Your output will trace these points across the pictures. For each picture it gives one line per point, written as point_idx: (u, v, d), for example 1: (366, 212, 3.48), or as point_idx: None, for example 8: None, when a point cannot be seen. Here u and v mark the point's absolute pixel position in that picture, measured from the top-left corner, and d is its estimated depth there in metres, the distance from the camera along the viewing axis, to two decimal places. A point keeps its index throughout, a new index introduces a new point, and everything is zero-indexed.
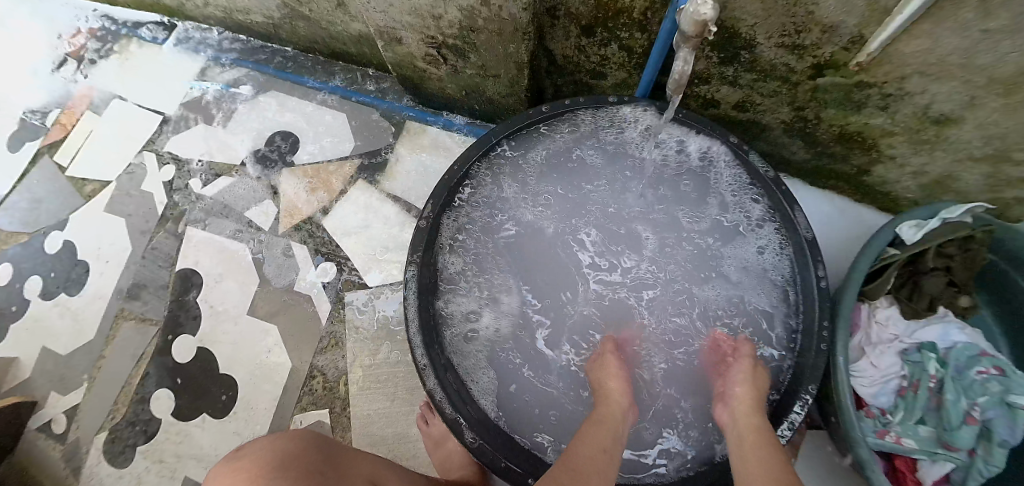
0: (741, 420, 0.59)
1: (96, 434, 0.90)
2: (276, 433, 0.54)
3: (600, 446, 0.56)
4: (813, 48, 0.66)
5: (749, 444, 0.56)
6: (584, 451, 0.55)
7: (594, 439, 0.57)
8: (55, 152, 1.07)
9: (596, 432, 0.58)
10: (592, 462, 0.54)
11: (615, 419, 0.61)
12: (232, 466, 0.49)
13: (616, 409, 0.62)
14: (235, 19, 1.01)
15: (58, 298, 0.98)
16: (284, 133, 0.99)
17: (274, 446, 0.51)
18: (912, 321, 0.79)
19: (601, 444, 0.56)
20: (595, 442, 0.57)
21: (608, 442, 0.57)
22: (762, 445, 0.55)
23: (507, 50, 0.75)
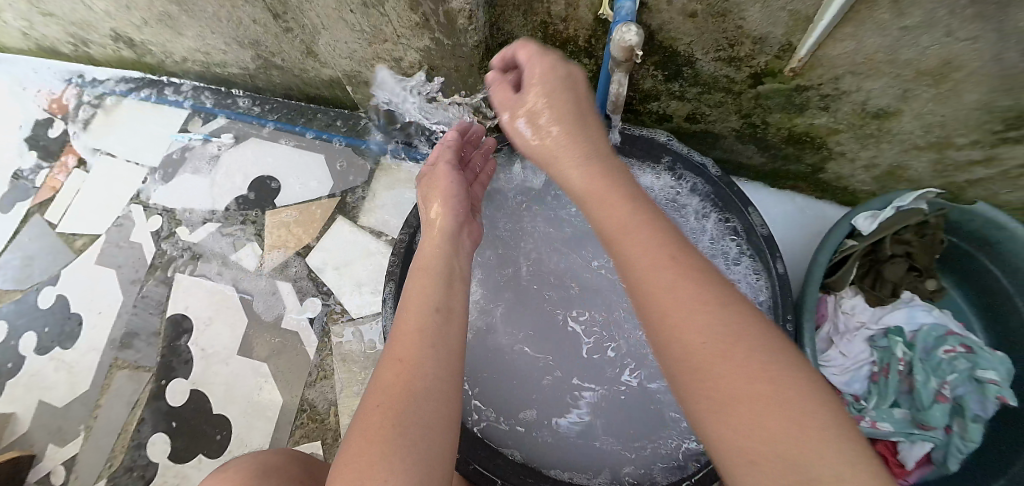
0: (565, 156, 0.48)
1: (95, 482, 0.92)
2: (260, 451, 0.56)
3: (426, 305, 0.50)
4: (748, 58, 0.71)
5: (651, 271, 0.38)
6: (413, 331, 0.48)
7: (413, 316, 0.49)
8: (45, 210, 1.11)
9: (421, 283, 0.53)
10: (423, 346, 0.46)
11: (433, 264, 0.56)
12: (221, 477, 0.51)
13: (433, 249, 0.59)
14: (212, 72, 1.06)
15: (52, 352, 1.01)
16: (265, 177, 1.03)
17: (258, 460, 0.54)
18: (877, 308, 0.82)
19: (422, 300, 0.51)
20: (422, 304, 0.50)
21: (423, 306, 0.50)
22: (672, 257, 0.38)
23: (466, 84, 0.80)
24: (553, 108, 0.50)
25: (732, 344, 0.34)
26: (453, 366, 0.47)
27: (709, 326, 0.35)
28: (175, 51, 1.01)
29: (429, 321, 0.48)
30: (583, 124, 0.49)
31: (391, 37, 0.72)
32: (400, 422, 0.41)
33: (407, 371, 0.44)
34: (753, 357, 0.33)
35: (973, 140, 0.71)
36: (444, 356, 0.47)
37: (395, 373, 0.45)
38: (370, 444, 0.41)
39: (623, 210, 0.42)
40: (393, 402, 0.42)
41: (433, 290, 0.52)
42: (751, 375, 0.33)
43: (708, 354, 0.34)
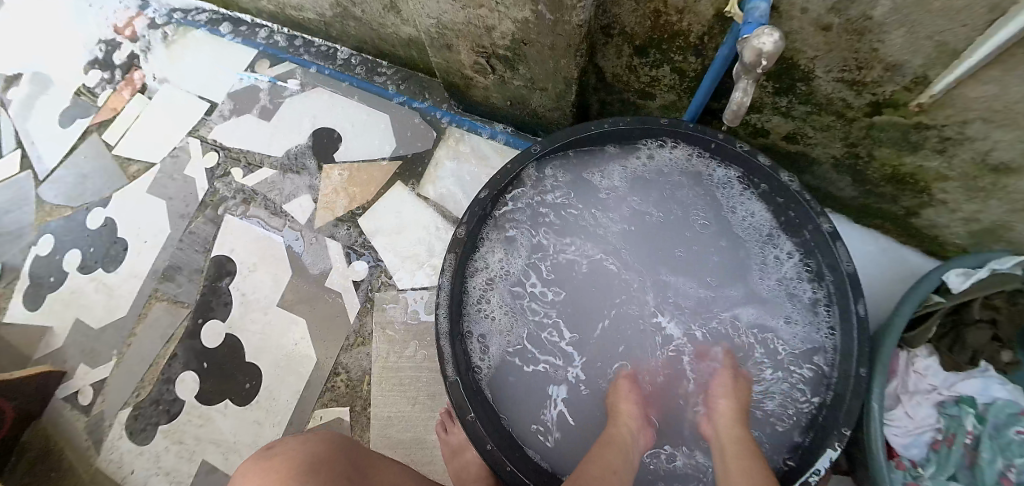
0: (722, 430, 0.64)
1: (122, 408, 0.93)
2: (305, 433, 0.55)
3: (611, 467, 0.58)
4: (874, 85, 0.65)
5: (733, 458, 0.58)
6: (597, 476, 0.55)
7: (598, 465, 0.57)
8: (103, 131, 1.10)
9: (608, 453, 0.60)
10: None
11: (623, 438, 0.63)
12: (266, 463, 0.50)
13: (625, 428, 0.65)
14: (287, 14, 1.03)
15: (94, 273, 1.01)
16: (327, 130, 1.00)
17: (305, 446, 0.52)
18: (951, 372, 0.77)
19: (611, 465, 0.58)
20: (605, 460, 0.58)
21: (614, 470, 0.57)
22: (745, 454, 0.58)
23: (557, 65, 0.75)
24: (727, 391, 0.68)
25: None
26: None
27: None
28: None
29: (616, 481, 0.56)
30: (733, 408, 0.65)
31: (488, 5, 0.68)
32: None
33: None
34: None
35: None
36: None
37: None
38: None
39: (723, 403, 0.66)
40: None
41: (616, 459, 0.59)
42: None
43: None
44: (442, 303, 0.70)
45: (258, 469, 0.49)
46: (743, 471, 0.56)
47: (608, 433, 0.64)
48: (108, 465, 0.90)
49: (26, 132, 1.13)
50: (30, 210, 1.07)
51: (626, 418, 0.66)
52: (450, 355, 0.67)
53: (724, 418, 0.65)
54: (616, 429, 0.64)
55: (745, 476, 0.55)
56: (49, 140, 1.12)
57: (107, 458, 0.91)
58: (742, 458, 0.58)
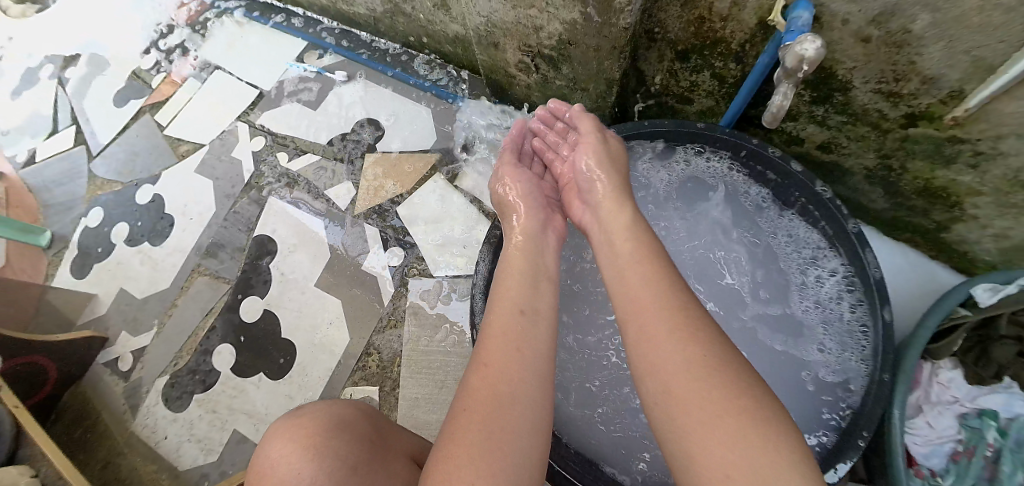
0: (606, 220, 0.62)
1: (159, 376, 0.97)
2: (333, 399, 0.57)
3: (517, 309, 0.55)
4: (910, 97, 0.67)
5: (620, 242, 0.57)
6: (501, 340, 0.52)
7: (502, 317, 0.54)
8: (156, 112, 1.15)
9: (512, 292, 0.57)
10: (511, 350, 0.50)
11: (522, 263, 0.61)
12: (293, 421, 0.52)
13: (527, 256, 0.63)
14: (339, 9, 1.07)
15: (140, 246, 1.06)
16: (370, 120, 1.04)
17: (331, 409, 0.54)
18: (975, 386, 0.77)
19: (517, 307, 0.55)
20: (505, 303, 0.56)
21: (518, 306, 0.55)
22: (633, 240, 0.57)
23: (600, 66, 0.78)
24: (604, 177, 0.66)
25: (698, 368, 0.42)
26: (542, 367, 0.50)
27: (689, 364, 0.43)
28: None
29: (515, 319, 0.53)
30: (615, 198, 0.63)
31: (539, 5, 0.71)
32: (501, 433, 0.44)
33: (493, 376, 0.48)
34: (702, 365, 0.42)
35: None
36: (539, 354, 0.51)
37: (482, 381, 0.49)
38: (470, 429, 0.45)
39: (600, 187, 0.66)
40: (484, 407, 0.46)
41: (522, 293, 0.57)
42: (715, 382, 0.41)
43: (690, 376, 0.42)
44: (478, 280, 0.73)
45: (287, 432, 0.51)
46: (646, 281, 0.51)
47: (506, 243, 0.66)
48: (142, 430, 0.94)
49: (82, 110, 1.19)
50: (82, 183, 1.12)
51: (528, 230, 0.66)
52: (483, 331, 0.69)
53: (606, 206, 0.63)
54: (510, 236, 0.66)
55: (649, 287, 0.50)
56: (104, 118, 1.17)
57: (142, 422, 0.95)
58: (638, 261, 0.54)
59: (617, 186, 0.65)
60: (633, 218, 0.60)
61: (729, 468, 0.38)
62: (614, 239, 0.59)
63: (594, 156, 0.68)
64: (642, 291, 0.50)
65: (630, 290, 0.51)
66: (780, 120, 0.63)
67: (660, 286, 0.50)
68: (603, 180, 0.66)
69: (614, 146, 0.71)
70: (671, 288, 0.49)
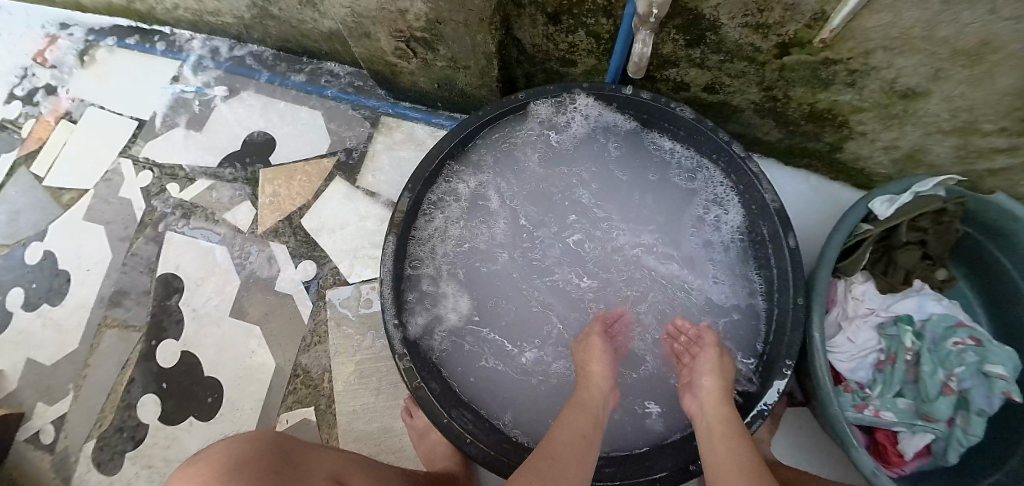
0: (708, 410, 0.61)
1: (85, 441, 0.91)
2: (238, 435, 0.52)
3: (579, 432, 0.57)
4: (777, 26, 0.66)
5: (719, 438, 0.57)
6: (565, 443, 0.55)
7: (572, 429, 0.57)
8: (31, 163, 1.06)
9: (580, 417, 0.60)
10: (576, 461, 0.54)
11: (593, 403, 0.62)
12: (190, 471, 0.47)
13: (595, 393, 0.64)
14: (205, 21, 1.00)
15: (40, 309, 0.98)
16: (261, 134, 0.98)
17: (235, 449, 0.49)
18: (888, 294, 0.80)
19: (581, 429, 0.58)
20: (574, 430, 0.57)
21: (586, 434, 0.58)
22: (734, 436, 0.56)
23: (474, 40, 0.75)
24: (715, 372, 0.64)
25: None
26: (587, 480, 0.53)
27: None
28: None
29: (581, 441, 0.56)
30: (719, 394, 0.62)
31: None
32: None
33: (551, 463, 0.52)
34: None
35: (1001, 127, 0.68)
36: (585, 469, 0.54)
37: (544, 462, 0.52)
38: None
39: (707, 382, 0.63)
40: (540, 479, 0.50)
41: (584, 425, 0.59)
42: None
43: None
44: (387, 274, 0.71)
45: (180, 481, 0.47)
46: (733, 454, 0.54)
47: (579, 395, 0.64)
48: None
49: None
50: None
51: (599, 380, 0.65)
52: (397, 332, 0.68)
53: (708, 397, 0.63)
54: (584, 393, 0.63)
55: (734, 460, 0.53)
56: None
57: None
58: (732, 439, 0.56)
59: (724, 393, 0.62)
60: (735, 417, 0.60)
61: None
62: (710, 411, 0.61)
63: (716, 355, 0.66)
64: (730, 462, 0.53)
65: (722, 459, 0.54)
66: (643, 69, 0.66)
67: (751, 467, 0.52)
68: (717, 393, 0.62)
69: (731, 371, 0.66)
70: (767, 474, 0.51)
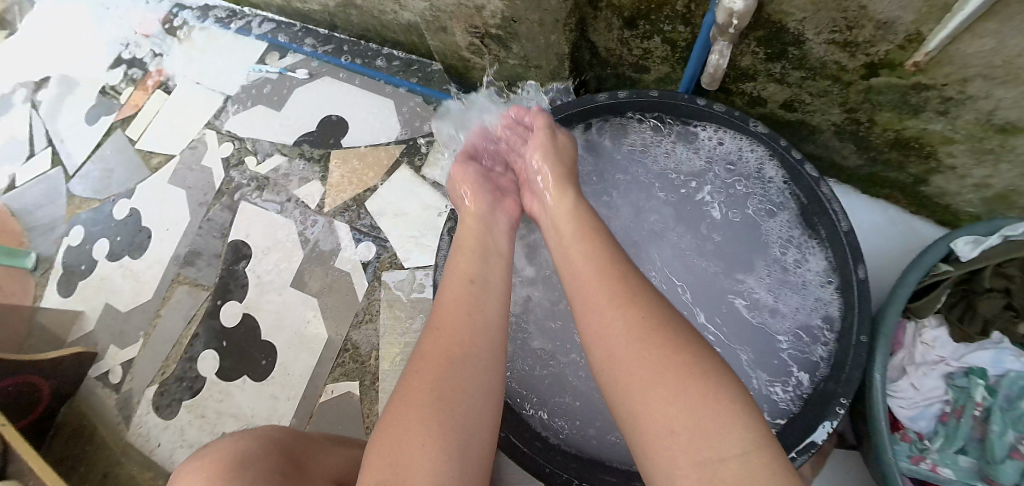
0: (558, 213, 0.60)
1: (149, 386, 0.98)
2: (252, 431, 0.56)
3: (466, 293, 0.53)
4: (867, 46, 0.64)
5: (569, 244, 0.54)
6: (450, 315, 0.51)
7: (453, 288, 0.54)
8: (127, 126, 1.16)
9: (458, 282, 0.55)
10: (466, 324, 0.50)
11: (470, 261, 0.57)
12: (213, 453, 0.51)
13: (475, 241, 0.60)
14: (294, 6, 1.06)
15: (122, 260, 1.07)
16: (335, 117, 1.03)
17: (252, 441, 0.53)
18: (961, 344, 0.75)
19: (461, 290, 0.53)
20: (456, 294, 0.53)
21: (462, 289, 0.54)
22: (596, 235, 0.54)
23: (548, 41, 0.77)
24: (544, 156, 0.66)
25: (653, 349, 0.41)
26: (492, 335, 0.50)
27: (644, 345, 0.42)
28: None
29: (461, 303, 0.52)
30: (556, 176, 0.64)
31: None
32: (451, 389, 0.44)
33: (447, 349, 0.48)
34: (641, 340, 0.42)
35: None
36: (491, 324, 0.51)
37: (437, 342, 0.48)
38: (422, 399, 0.44)
39: (541, 172, 0.65)
40: (437, 364, 0.46)
41: (468, 276, 0.55)
42: (664, 344, 0.41)
43: (649, 355, 0.41)
44: (442, 256, 0.72)
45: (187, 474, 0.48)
46: (589, 251, 0.52)
47: (464, 230, 0.63)
48: (137, 440, 0.96)
49: (56, 132, 1.20)
50: (62, 204, 1.13)
51: (472, 219, 0.64)
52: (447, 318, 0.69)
53: (549, 188, 0.63)
54: (467, 222, 0.63)
55: (596, 256, 0.51)
56: (77, 138, 1.18)
57: (136, 432, 0.96)
58: (589, 239, 0.54)
59: (561, 173, 0.64)
60: (579, 201, 0.61)
61: (673, 421, 0.37)
62: (560, 222, 0.58)
63: (544, 130, 0.69)
64: (589, 277, 0.49)
65: (577, 267, 0.52)
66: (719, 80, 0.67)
67: (597, 253, 0.52)
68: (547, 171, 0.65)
69: (565, 146, 0.69)
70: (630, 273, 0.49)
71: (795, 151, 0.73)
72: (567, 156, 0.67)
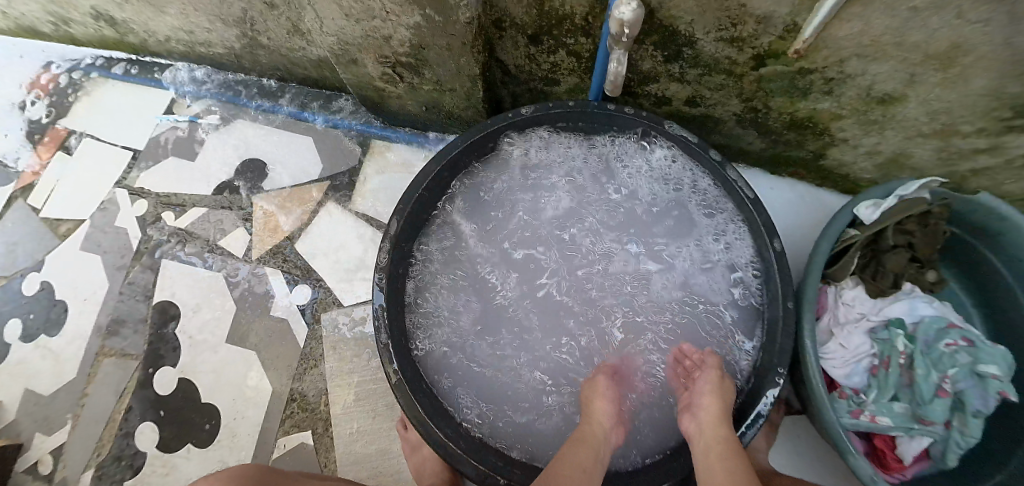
0: (707, 429, 0.60)
1: (83, 472, 0.90)
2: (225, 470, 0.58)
3: (578, 467, 0.57)
4: (751, 39, 0.68)
5: (716, 459, 0.56)
6: (558, 481, 0.55)
7: (565, 468, 0.57)
8: (28, 195, 1.08)
9: (575, 451, 0.60)
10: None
11: (594, 440, 0.61)
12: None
13: (597, 429, 0.63)
14: (197, 52, 1.03)
15: (38, 340, 0.99)
16: (255, 162, 1.00)
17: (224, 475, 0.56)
18: (878, 299, 0.80)
19: (580, 464, 0.57)
20: (572, 463, 0.57)
21: (586, 470, 0.57)
22: (736, 466, 0.54)
23: (459, 63, 0.77)
24: (713, 377, 0.65)
25: None
26: None
27: None
28: (158, 29, 0.98)
29: (579, 473, 0.56)
30: (721, 399, 0.62)
31: (380, 15, 0.69)
32: None
33: None
34: None
35: (979, 128, 0.69)
36: None
37: None
38: None
39: (705, 401, 0.62)
40: None
41: (583, 459, 0.58)
42: None
43: None
44: (379, 275, 0.73)
45: None
46: (733, 481, 0.52)
47: (581, 432, 0.63)
48: None
49: None
50: None
51: (599, 418, 0.65)
52: (388, 342, 0.69)
53: (708, 417, 0.61)
54: (586, 430, 0.63)
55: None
56: None
57: None
58: (737, 484, 0.51)
59: (724, 396, 0.63)
60: (734, 437, 0.58)
61: None
62: (709, 433, 0.59)
63: (716, 377, 0.65)
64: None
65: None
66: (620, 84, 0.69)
67: (737, 483, 0.52)
68: (710, 406, 0.61)
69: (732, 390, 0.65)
70: None
71: (712, 151, 0.75)
72: (731, 398, 0.63)
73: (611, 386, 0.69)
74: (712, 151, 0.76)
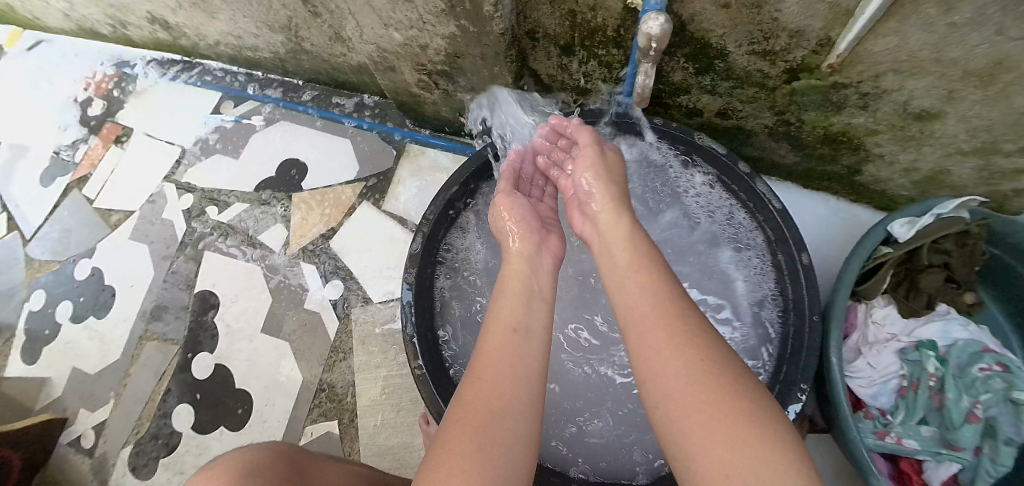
0: (607, 234, 0.59)
1: (122, 447, 0.95)
2: (251, 446, 0.57)
3: (512, 326, 0.52)
4: (784, 53, 0.68)
5: (621, 267, 0.54)
6: (495, 350, 0.49)
7: (495, 336, 0.51)
8: (83, 186, 1.15)
9: (503, 301, 0.55)
10: (502, 366, 0.47)
11: (519, 284, 0.58)
12: (210, 473, 0.52)
13: (521, 267, 0.60)
14: (244, 56, 1.08)
15: (87, 322, 1.05)
16: (294, 162, 1.05)
17: (251, 455, 0.55)
18: (910, 319, 0.79)
19: (510, 322, 0.52)
20: (503, 320, 0.52)
21: (509, 323, 0.52)
22: (650, 267, 0.52)
23: (492, 72, 0.79)
24: (597, 170, 0.66)
25: (681, 348, 0.44)
26: (532, 387, 0.47)
27: (683, 363, 0.42)
28: (209, 34, 1.04)
29: (509, 335, 0.50)
30: (613, 207, 0.62)
31: (416, 24, 0.72)
32: (488, 424, 0.43)
33: (479, 382, 0.47)
34: (689, 354, 0.43)
35: (1022, 146, 0.68)
36: (529, 372, 0.48)
37: (476, 388, 0.46)
38: (464, 440, 0.42)
39: (597, 197, 0.64)
40: (477, 416, 0.44)
41: (517, 312, 0.53)
42: (709, 380, 0.41)
43: (676, 352, 0.43)
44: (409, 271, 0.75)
45: None
46: (643, 287, 0.50)
47: (507, 274, 0.60)
48: None
49: (10, 196, 1.18)
50: (20, 269, 1.11)
51: (519, 251, 0.63)
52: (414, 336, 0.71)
53: (604, 216, 0.62)
54: (512, 267, 0.61)
55: (649, 292, 0.49)
56: (32, 201, 1.16)
57: None
58: (645, 280, 0.51)
59: (609, 188, 0.65)
60: (632, 228, 0.59)
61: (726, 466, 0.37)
62: (614, 233, 0.59)
63: (587, 147, 0.69)
64: (639, 297, 0.49)
65: (628, 297, 0.50)
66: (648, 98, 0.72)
67: (652, 285, 0.50)
68: (602, 193, 0.64)
69: (614, 166, 0.69)
70: (685, 298, 0.49)
71: (744, 164, 0.75)
72: (619, 176, 0.67)
73: (512, 193, 0.71)
74: (743, 164, 0.76)
